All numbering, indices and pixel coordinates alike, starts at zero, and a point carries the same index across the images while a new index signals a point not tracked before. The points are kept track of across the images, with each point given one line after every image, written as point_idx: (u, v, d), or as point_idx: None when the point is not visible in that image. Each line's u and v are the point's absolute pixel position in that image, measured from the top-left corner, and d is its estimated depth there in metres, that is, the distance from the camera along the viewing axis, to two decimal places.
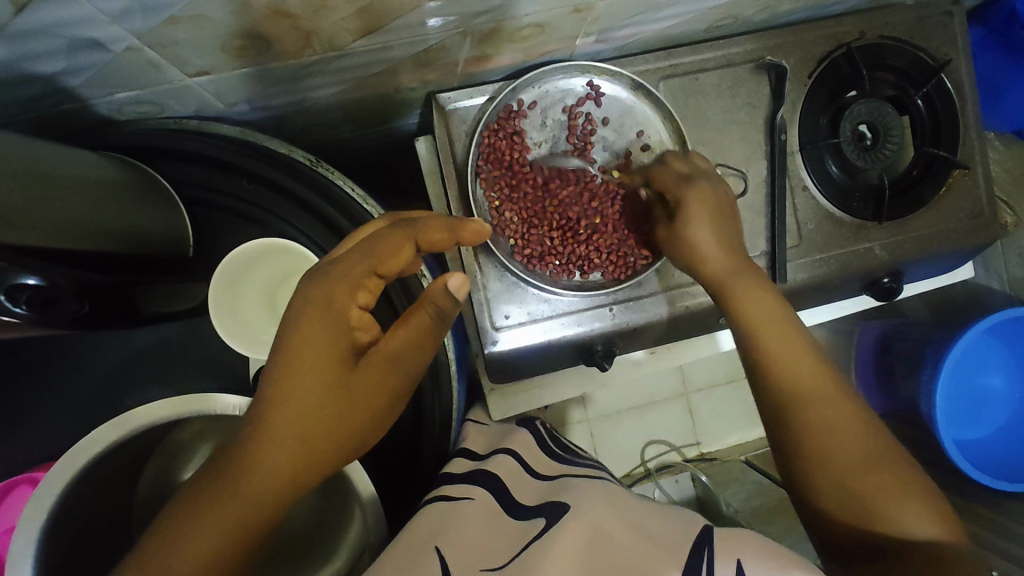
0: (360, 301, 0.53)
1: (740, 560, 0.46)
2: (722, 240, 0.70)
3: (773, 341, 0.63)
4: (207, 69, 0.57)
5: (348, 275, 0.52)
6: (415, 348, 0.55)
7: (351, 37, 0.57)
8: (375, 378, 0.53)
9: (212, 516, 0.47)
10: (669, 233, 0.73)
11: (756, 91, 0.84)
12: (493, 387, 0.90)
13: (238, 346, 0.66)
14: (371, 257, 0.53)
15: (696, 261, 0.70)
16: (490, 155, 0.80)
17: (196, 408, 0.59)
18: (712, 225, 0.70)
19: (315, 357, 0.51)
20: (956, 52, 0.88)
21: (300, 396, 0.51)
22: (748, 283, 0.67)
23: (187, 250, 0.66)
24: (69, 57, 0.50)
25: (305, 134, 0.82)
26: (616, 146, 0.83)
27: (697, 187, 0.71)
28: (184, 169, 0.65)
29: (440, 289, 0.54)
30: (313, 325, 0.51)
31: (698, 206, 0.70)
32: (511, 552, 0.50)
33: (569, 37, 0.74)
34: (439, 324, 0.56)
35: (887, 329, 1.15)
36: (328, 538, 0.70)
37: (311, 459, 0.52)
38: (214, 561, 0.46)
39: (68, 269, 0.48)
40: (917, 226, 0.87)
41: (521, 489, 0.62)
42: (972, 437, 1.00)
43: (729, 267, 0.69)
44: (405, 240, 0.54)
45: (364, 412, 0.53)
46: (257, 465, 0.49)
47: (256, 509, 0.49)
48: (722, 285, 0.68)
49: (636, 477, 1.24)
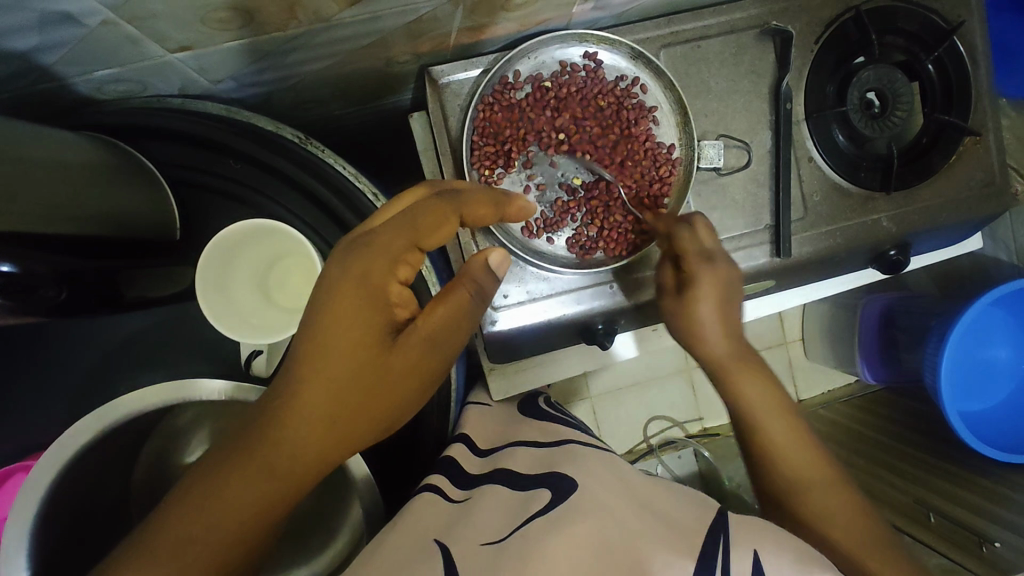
0: (401, 276, 0.55)
1: (757, 552, 0.46)
2: (725, 325, 0.71)
3: (778, 434, 0.67)
4: (189, 44, 0.55)
5: (393, 245, 0.53)
6: (451, 326, 0.56)
7: (337, 7, 0.55)
8: (412, 357, 0.54)
9: (238, 486, 0.50)
10: (675, 304, 0.72)
11: (760, 58, 0.81)
12: (492, 365, 0.88)
13: (258, 339, 0.63)
14: (414, 229, 0.54)
15: (698, 342, 0.72)
16: (484, 130, 0.77)
17: (178, 394, 0.57)
18: (718, 307, 0.70)
19: (350, 335, 0.52)
20: (970, 14, 0.84)
21: (332, 375, 0.52)
22: (748, 373, 0.70)
23: (174, 234, 0.64)
24: (43, 32, 0.48)
25: (293, 111, 0.80)
26: (625, 96, 0.80)
27: (715, 268, 0.70)
28: (168, 148, 0.63)
29: (481, 263, 0.59)
30: (348, 302, 0.52)
31: (708, 282, 0.70)
32: (514, 522, 0.51)
33: (565, 4, 0.71)
34: (475, 301, 0.58)
35: (891, 303, 1.11)
36: (328, 524, 0.69)
37: (338, 441, 0.53)
38: (240, 530, 0.49)
39: (36, 253, 0.46)
40: (925, 197, 0.84)
41: (520, 465, 0.62)
42: (978, 408, 0.99)
43: (733, 353, 0.71)
44: (451, 213, 0.57)
45: (398, 392, 0.55)
46: (283, 440, 0.51)
47: (278, 486, 0.51)
48: (725, 369, 0.71)
49: (638, 453, 1.24)
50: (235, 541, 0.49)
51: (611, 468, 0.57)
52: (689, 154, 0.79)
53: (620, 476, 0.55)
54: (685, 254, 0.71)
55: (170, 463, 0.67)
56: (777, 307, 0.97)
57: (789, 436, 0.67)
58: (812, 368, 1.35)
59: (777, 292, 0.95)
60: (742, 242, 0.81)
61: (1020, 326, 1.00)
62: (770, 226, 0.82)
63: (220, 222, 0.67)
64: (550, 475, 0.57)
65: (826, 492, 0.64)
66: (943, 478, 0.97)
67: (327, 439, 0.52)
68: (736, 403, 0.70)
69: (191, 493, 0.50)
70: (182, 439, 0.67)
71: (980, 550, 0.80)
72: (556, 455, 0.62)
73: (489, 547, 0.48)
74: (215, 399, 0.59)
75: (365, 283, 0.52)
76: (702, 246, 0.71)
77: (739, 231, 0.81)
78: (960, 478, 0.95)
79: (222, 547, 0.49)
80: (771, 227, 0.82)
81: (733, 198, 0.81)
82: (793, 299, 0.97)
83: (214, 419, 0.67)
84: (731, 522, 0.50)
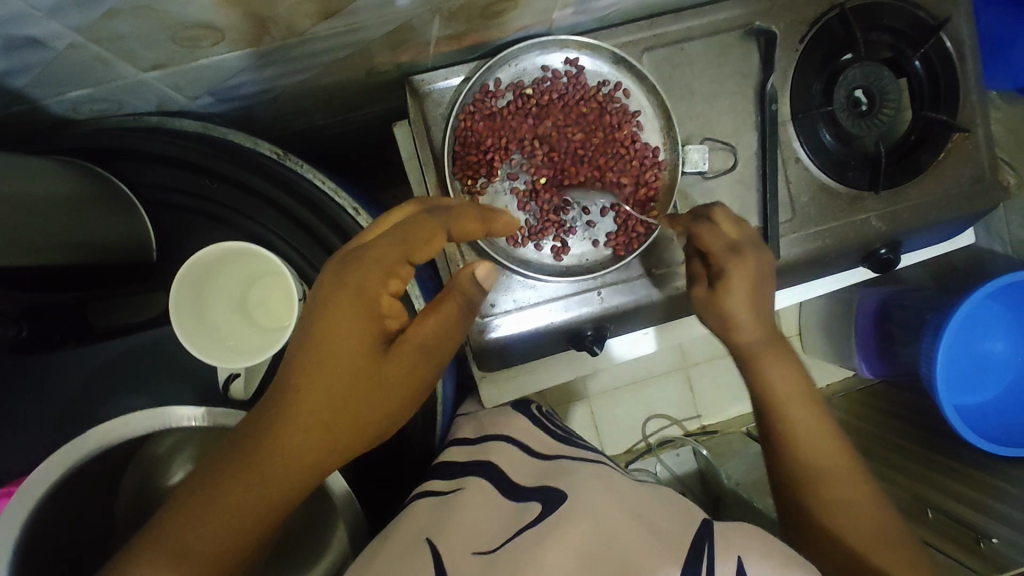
0: (393, 289, 0.53)
1: (742, 559, 0.46)
2: (756, 314, 0.68)
3: (799, 418, 0.65)
4: (161, 62, 0.54)
5: (383, 260, 0.52)
6: (444, 335, 0.56)
7: (310, 21, 0.54)
8: (405, 366, 0.54)
9: (235, 494, 0.48)
10: (706, 297, 0.70)
11: (744, 60, 0.80)
12: (484, 374, 0.88)
13: (241, 365, 0.60)
14: (406, 244, 0.53)
15: (730, 327, 0.69)
16: (466, 140, 0.77)
17: (151, 423, 0.57)
18: (750, 297, 0.67)
19: (343, 347, 0.51)
20: (956, 9, 0.83)
21: (327, 384, 0.51)
22: (777, 356, 0.68)
23: (149, 254, 0.64)
24: (10, 57, 0.47)
25: (276, 124, 0.79)
26: (608, 100, 0.79)
27: (743, 260, 0.67)
28: (145, 169, 0.62)
29: (467, 276, 0.59)
30: (345, 311, 0.51)
31: (741, 276, 0.67)
32: (505, 533, 0.50)
33: (544, 11, 0.70)
34: (464, 314, 0.58)
35: (887, 297, 1.10)
36: (313, 543, 0.67)
37: (335, 448, 0.52)
38: (236, 542, 0.48)
39: None
40: (915, 194, 0.84)
41: (512, 471, 0.62)
42: (974, 402, 0.98)
43: (764, 337, 0.68)
44: (441, 228, 0.56)
45: (391, 399, 0.54)
46: (280, 449, 0.50)
47: (275, 494, 0.50)
48: (755, 354, 0.68)
49: (636, 452, 1.24)
50: (232, 547, 0.48)
51: (599, 478, 0.56)
52: (674, 158, 0.79)
53: (608, 484, 0.55)
54: (713, 255, 0.69)
55: (158, 483, 0.66)
56: None
57: (811, 424, 0.65)
58: (808, 364, 1.34)
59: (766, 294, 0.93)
60: None
61: (1015, 319, 0.99)
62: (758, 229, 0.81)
63: (199, 242, 0.66)
64: (542, 484, 0.57)
65: (842, 479, 0.62)
66: (940, 473, 0.96)
67: (322, 446, 0.51)
68: (761, 386, 0.68)
69: (189, 501, 0.48)
70: (169, 457, 0.66)
71: (978, 545, 0.80)
72: (549, 465, 0.61)
73: (480, 556, 0.48)
74: (189, 425, 0.59)
75: (359, 297, 0.51)
76: (726, 240, 0.69)
77: None
78: (957, 473, 0.95)
79: (218, 555, 0.47)
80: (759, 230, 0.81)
81: (720, 201, 0.80)
82: (783, 299, 0.95)
83: (199, 441, 0.67)
84: (716, 531, 0.49)
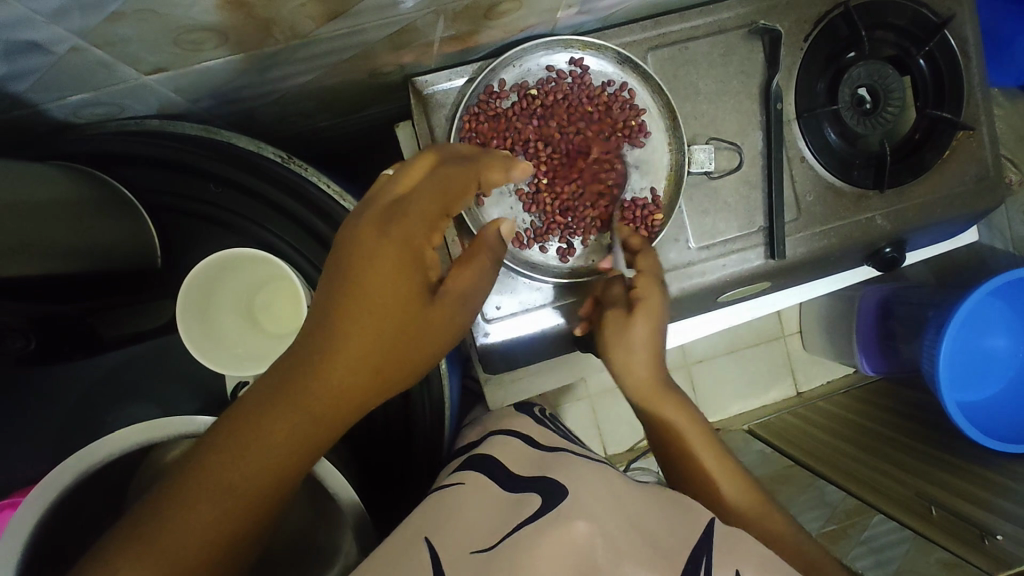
0: (434, 241, 0.53)
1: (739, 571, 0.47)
2: (654, 351, 0.71)
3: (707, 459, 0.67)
4: (163, 66, 0.53)
5: (427, 215, 0.51)
6: (478, 285, 0.57)
7: (314, 24, 0.53)
8: (446, 314, 0.53)
9: (257, 450, 0.45)
10: (613, 322, 0.72)
11: (749, 58, 0.80)
12: (489, 375, 0.87)
13: (251, 372, 0.61)
14: (445, 197, 0.53)
15: (625, 368, 0.72)
16: (471, 141, 0.76)
17: (163, 432, 0.55)
18: (650, 327, 0.71)
19: (385, 293, 0.48)
20: (960, 7, 0.82)
21: (365, 320, 0.48)
22: (669, 400, 0.71)
23: (155, 260, 0.64)
24: (10, 61, 0.46)
25: (278, 125, 0.79)
26: (616, 101, 0.79)
27: (654, 294, 0.71)
28: (150, 174, 0.62)
29: (494, 233, 0.59)
30: (387, 267, 0.49)
31: (651, 302, 0.71)
32: (506, 527, 0.49)
33: (548, 11, 0.69)
34: (493, 269, 0.59)
35: (888, 295, 1.10)
36: (320, 553, 0.65)
37: (377, 386, 0.49)
38: (273, 471, 0.45)
39: None
40: (919, 193, 0.83)
41: (514, 464, 0.62)
42: (975, 398, 0.99)
43: (656, 382, 0.71)
44: (472, 179, 0.56)
45: (432, 343, 0.52)
46: (314, 384, 0.46)
47: (300, 449, 0.47)
48: (652, 395, 0.71)
49: (638, 451, 1.25)
50: (247, 504, 0.45)
51: (603, 478, 0.56)
52: (680, 159, 0.79)
53: (615, 485, 0.55)
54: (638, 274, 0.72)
55: None
56: (774, 306, 0.97)
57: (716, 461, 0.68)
58: (809, 361, 1.34)
59: (773, 292, 0.94)
60: (737, 245, 0.80)
61: (1016, 314, 0.99)
62: (763, 228, 0.81)
63: (206, 246, 0.66)
64: (540, 478, 0.56)
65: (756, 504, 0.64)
66: (941, 467, 0.97)
67: (362, 380, 0.48)
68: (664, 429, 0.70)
69: (210, 462, 0.44)
70: None
71: (982, 543, 0.80)
72: (548, 459, 0.61)
73: (478, 554, 0.47)
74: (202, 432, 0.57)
75: (407, 249, 0.50)
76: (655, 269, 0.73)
77: (732, 235, 0.80)
78: (959, 469, 0.95)
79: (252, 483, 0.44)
80: (765, 229, 0.81)
81: (725, 202, 0.80)
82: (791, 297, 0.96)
83: None
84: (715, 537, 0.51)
